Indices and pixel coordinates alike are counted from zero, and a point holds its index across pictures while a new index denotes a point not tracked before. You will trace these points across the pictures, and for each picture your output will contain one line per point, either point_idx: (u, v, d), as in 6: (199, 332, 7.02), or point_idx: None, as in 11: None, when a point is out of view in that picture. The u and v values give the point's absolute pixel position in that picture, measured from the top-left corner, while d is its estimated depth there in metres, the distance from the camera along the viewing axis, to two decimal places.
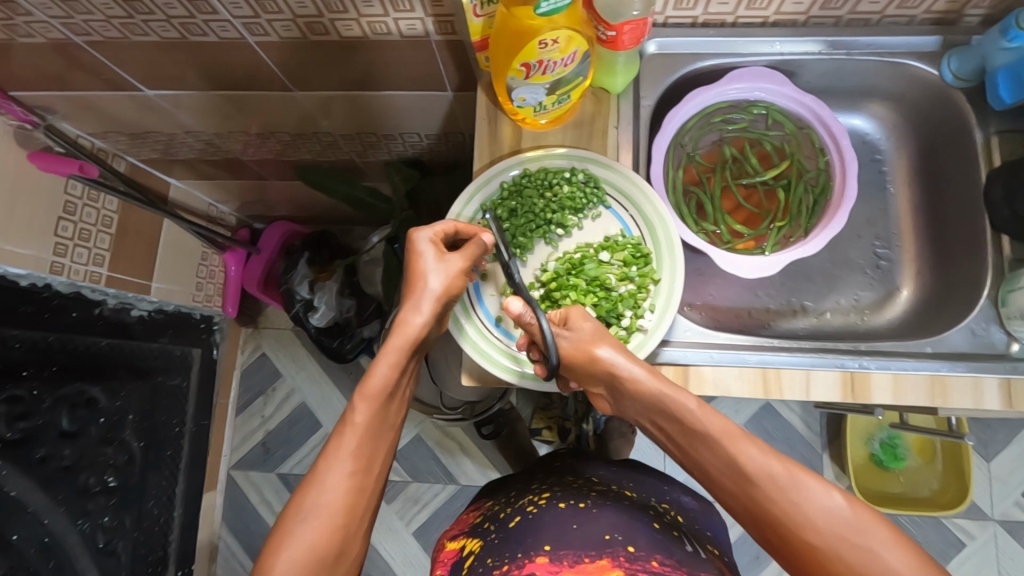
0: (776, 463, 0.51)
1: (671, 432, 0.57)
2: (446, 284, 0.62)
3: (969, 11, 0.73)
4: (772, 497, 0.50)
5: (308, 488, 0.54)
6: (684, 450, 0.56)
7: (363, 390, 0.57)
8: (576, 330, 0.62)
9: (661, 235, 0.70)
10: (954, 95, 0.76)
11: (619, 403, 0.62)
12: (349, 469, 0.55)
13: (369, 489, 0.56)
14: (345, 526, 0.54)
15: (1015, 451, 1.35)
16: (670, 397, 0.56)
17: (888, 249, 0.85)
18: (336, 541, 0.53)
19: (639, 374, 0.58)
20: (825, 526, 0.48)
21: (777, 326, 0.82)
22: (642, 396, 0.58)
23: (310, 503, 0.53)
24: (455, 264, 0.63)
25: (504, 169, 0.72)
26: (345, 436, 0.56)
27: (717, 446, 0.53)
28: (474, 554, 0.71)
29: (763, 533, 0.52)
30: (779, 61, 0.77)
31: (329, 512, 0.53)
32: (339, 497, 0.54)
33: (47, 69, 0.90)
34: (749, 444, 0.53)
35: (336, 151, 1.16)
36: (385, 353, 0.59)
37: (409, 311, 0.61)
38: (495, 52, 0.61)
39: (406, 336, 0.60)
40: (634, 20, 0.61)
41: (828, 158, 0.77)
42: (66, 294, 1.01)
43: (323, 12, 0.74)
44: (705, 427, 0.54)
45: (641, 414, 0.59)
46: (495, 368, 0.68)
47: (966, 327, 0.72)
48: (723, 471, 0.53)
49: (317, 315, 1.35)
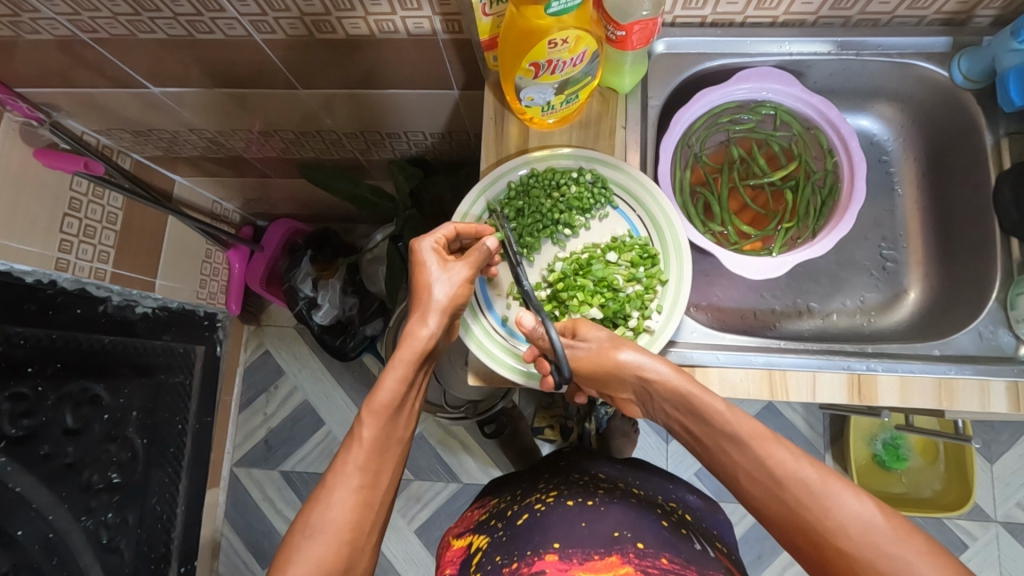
0: (810, 468, 0.53)
1: (704, 435, 0.59)
2: (451, 292, 0.62)
3: (979, 12, 0.72)
4: (803, 502, 0.52)
5: (315, 503, 0.55)
6: (717, 453, 0.58)
7: (370, 405, 0.58)
8: (593, 340, 0.63)
9: (668, 236, 0.70)
10: (964, 96, 0.75)
11: (650, 406, 0.64)
12: (354, 484, 0.56)
13: (375, 504, 0.57)
14: (352, 542, 0.55)
15: (1018, 452, 1.35)
16: (700, 399, 0.58)
17: (895, 250, 0.84)
18: (342, 557, 0.54)
19: (670, 377, 0.59)
20: (857, 533, 0.49)
21: (783, 327, 0.81)
22: (671, 398, 0.59)
23: (317, 519, 0.54)
24: (458, 272, 0.63)
25: (511, 168, 0.71)
26: (352, 450, 0.57)
27: (750, 449, 0.55)
28: (482, 551, 0.71)
29: (792, 537, 0.53)
30: (788, 61, 0.77)
31: (335, 528, 0.54)
32: (344, 513, 0.55)
33: (51, 67, 0.90)
34: (782, 449, 0.54)
35: (341, 149, 1.16)
36: (393, 367, 0.60)
37: (416, 323, 0.61)
38: (503, 51, 0.61)
39: (414, 347, 0.60)
40: (644, 20, 0.61)
41: (835, 159, 0.77)
42: (69, 292, 1.00)
43: (330, 10, 0.74)
44: (739, 429, 0.56)
45: (671, 417, 0.61)
46: (502, 368, 0.68)
47: (974, 329, 0.72)
48: (756, 474, 0.55)
49: (320, 312, 1.35)
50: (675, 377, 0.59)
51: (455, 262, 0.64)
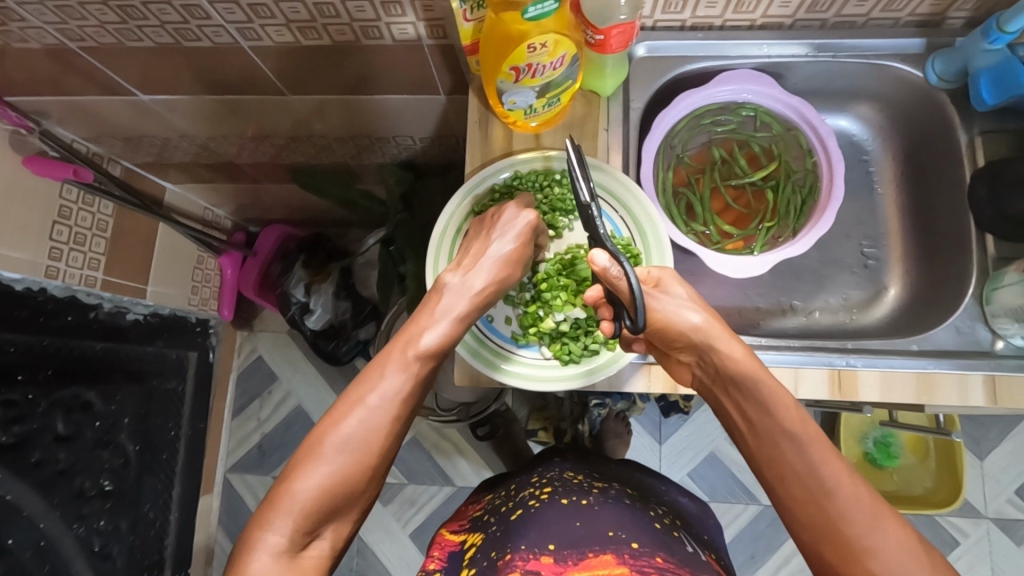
0: (863, 491, 0.54)
1: (761, 427, 0.58)
2: (498, 270, 0.65)
3: (952, 14, 0.74)
4: (848, 518, 0.53)
5: (346, 415, 0.57)
6: (768, 447, 0.57)
7: (416, 341, 0.61)
8: (675, 298, 0.63)
9: (650, 237, 0.71)
10: (938, 96, 0.77)
11: (706, 384, 0.63)
12: (386, 411, 0.58)
13: (396, 440, 0.59)
14: (370, 467, 0.57)
15: (1007, 449, 1.36)
16: (769, 386, 0.58)
17: (876, 248, 0.86)
18: (358, 478, 0.57)
19: (742, 358, 0.59)
20: (889, 556, 0.52)
21: (767, 326, 0.82)
22: (740, 379, 0.59)
23: (345, 434, 0.57)
24: (508, 252, 0.66)
25: (494, 171, 0.73)
26: (391, 376, 0.59)
27: (808, 451, 0.55)
28: (475, 547, 0.72)
29: (818, 542, 0.54)
30: (767, 63, 0.78)
31: (358, 447, 0.57)
32: (374, 438, 0.57)
33: (40, 75, 0.90)
34: (839, 463, 0.55)
35: (331, 154, 1.17)
36: (444, 316, 0.63)
37: (469, 276, 0.65)
38: (485, 56, 0.62)
39: (466, 302, 0.64)
40: (622, 24, 0.62)
41: (815, 159, 0.78)
42: (61, 299, 1.01)
43: (316, 17, 0.75)
44: (803, 432, 0.56)
45: (732, 397, 0.60)
46: (564, 381, 0.69)
47: (952, 325, 0.73)
48: (805, 478, 0.55)
49: (312, 317, 1.36)
50: (746, 360, 0.59)
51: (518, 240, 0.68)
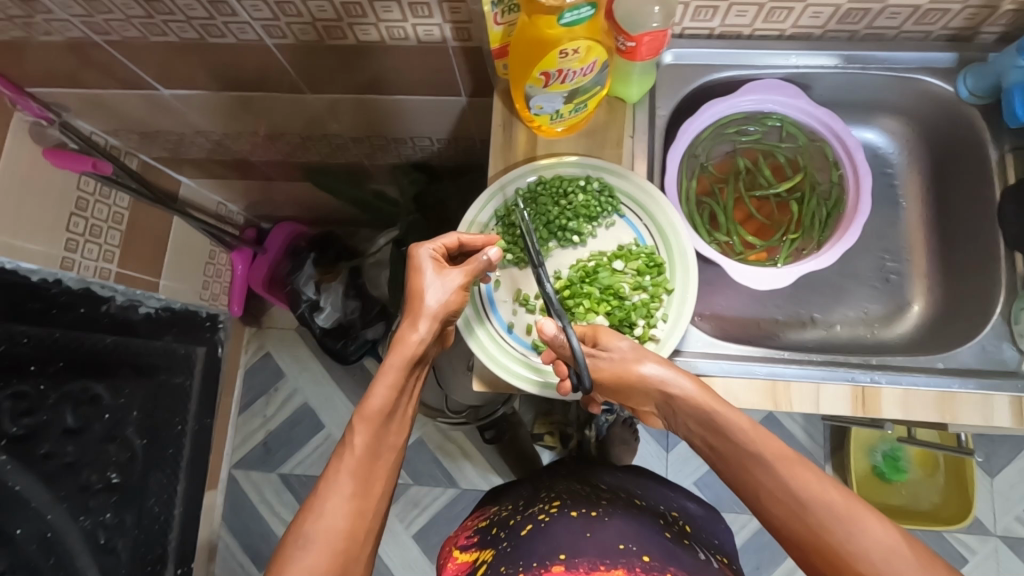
0: (835, 494, 0.52)
1: (725, 452, 0.58)
2: (445, 299, 0.62)
3: (984, 29, 0.73)
4: (826, 526, 0.52)
5: (306, 516, 0.54)
6: (738, 470, 0.57)
7: (362, 411, 0.58)
8: (615, 350, 0.63)
9: (675, 246, 0.70)
10: (969, 111, 0.76)
11: (673, 421, 0.64)
12: (343, 494, 0.55)
13: (368, 513, 0.57)
14: (346, 551, 0.54)
15: (1018, 466, 1.35)
16: (723, 415, 0.58)
17: (898, 263, 0.85)
18: (337, 567, 0.54)
19: (692, 393, 0.60)
20: (879, 559, 0.49)
21: (786, 337, 0.82)
22: (695, 412, 0.60)
23: (309, 530, 0.54)
24: (453, 280, 0.63)
25: (518, 175, 0.72)
26: (342, 457, 0.57)
27: (774, 469, 0.55)
28: (486, 564, 0.70)
29: (810, 557, 0.53)
30: (794, 74, 0.77)
31: (328, 537, 0.54)
32: (338, 521, 0.54)
33: (60, 67, 0.90)
34: (808, 471, 0.54)
35: (346, 153, 1.17)
36: (384, 373, 0.60)
37: (407, 328, 0.61)
38: (514, 61, 0.61)
39: (405, 353, 0.61)
40: (654, 32, 0.61)
41: (840, 172, 0.77)
42: (77, 287, 0.92)
43: (342, 16, 0.75)
44: (764, 450, 0.56)
45: (694, 430, 0.61)
46: (523, 383, 0.68)
47: (977, 343, 0.72)
48: (776, 494, 0.55)
49: (322, 315, 1.36)
50: (697, 393, 0.60)
51: (452, 268, 0.64)
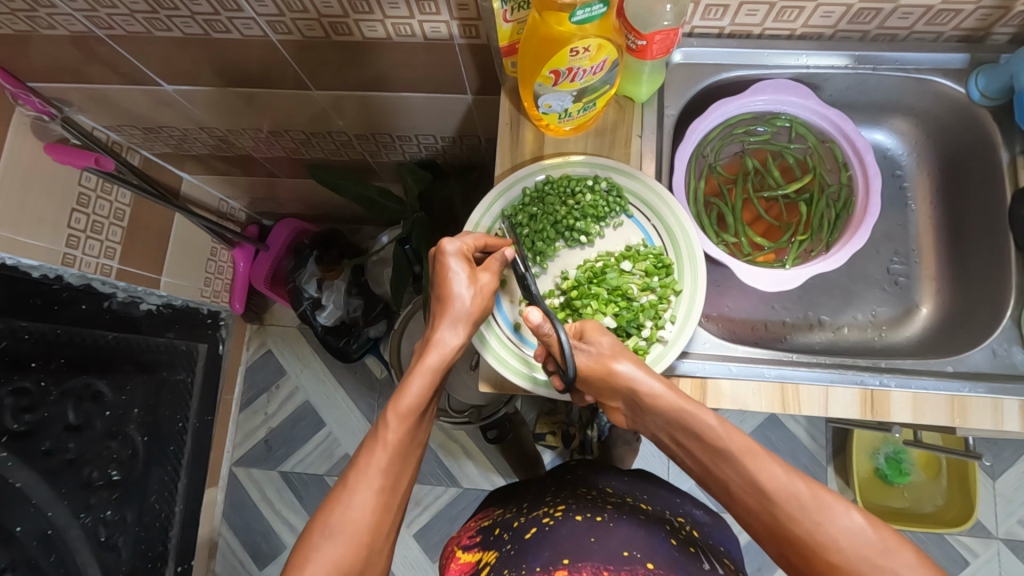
0: (801, 483, 0.52)
1: (695, 451, 0.57)
2: (479, 303, 0.62)
3: (997, 30, 0.72)
4: (794, 517, 0.51)
5: (338, 504, 0.54)
6: (707, 467, 0.56)
7: (396, 407, 0.57)
8: (595, 345, 0.62)
9: (683, 248, 0.70)
10: (980, 113, 0.75)
11: (641, 420, 0.62)
12: (375, 488, 0.55)
13: (393, 508, 0.56)
14: (370, 545, 0.54)
15: (1020, 469, 1.34)
16: (692, 415, 0.57)
17: (905, 265, 0.84)
18: (360, 559, 0.53)
19: (661, 392, 0.58)
20: (848, 547, 0.48)
21: (793, 340, 0.81)
22: (663, 412, 0.58)
23: (338, 519, 0.53)
24: (486, 283, 0.63)
25: (527, 174, 0.71)
26: (376, 450, 0.56)
27: (740, 464, 0.54)
28: (490, 564, 0.70)
29: (782, 550, 0.52)
30: (804, 74, 0.77)
31: (355, 529, 0.53)
32: (365, 514, 0.54)
33: (63, 62, 0.90)
34: (774, 464, 0.53)
35: (351, 151, 1.16)
36: (420, 373, 0.59)
37: (444, 332, 0.61)
38: (524, 59, 0.61)
39: (441, 356, 0.60)
40: (665, 31, 0.61)
41: (850, 173, 0.77)
42: (76, 287, 1.01)
43: (349, 12, 0.74)
44: (730, 445, 0.55)
45: (662, 430, 0.60)
46: (511, 374, 0.68)
47: (987, 346, 0.72)
48: (746, 489, 0.54)
49: (324, 313, 1.35)
50: (667, 393, 0.58)
51: (483, 271, 0.63)
